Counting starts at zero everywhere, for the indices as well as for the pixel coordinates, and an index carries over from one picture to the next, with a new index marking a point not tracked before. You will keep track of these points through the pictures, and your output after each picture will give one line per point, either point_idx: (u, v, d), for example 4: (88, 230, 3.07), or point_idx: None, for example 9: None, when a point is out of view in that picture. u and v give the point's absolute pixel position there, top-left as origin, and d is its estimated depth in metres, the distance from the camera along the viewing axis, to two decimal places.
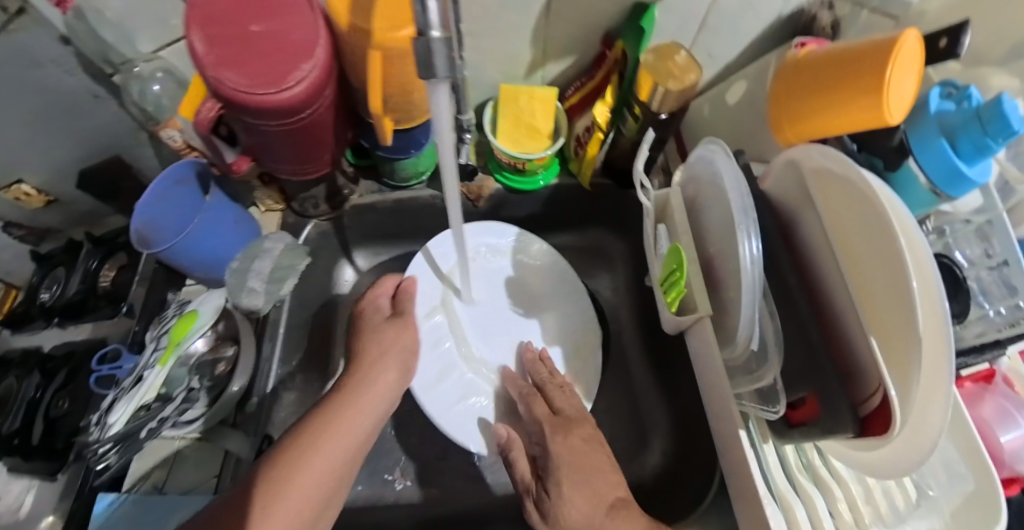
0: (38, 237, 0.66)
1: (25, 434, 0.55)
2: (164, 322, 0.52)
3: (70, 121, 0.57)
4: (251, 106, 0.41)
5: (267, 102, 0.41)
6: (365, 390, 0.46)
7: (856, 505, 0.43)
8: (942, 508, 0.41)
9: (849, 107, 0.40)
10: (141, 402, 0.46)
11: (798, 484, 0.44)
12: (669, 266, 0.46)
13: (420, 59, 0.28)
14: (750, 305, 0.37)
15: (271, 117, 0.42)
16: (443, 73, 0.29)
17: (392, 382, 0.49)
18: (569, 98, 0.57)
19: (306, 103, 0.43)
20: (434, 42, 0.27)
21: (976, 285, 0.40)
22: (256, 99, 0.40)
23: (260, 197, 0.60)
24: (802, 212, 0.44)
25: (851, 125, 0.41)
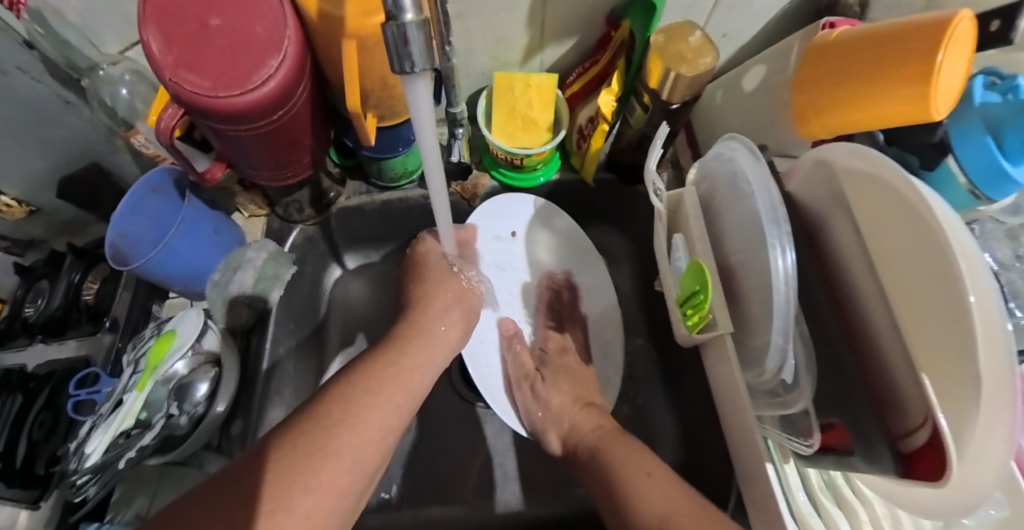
0: (23, 247, 0.63)
1: (8, 458, 0.53)
2: (142, 343, 0.49)
3: (40, 132, 0.53)
4: (215, 111, 0.37)
5: (232, 106, 0.37)
6: (406, 368, 0.40)
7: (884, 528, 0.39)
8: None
9: (889, 99, 0.37)
10: (118, 429, 0.43)
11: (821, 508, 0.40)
12: (690, 288, 0.41)
13: (392, 49, 0.24)
14: (783, 331, 0.33)
15: (239, 121, 0.39)
16: (421, 67, 0.25)
17: (427, 356, 0.43)
18: (569, 86, 0.52)
19: (278, 104, 0.39)
20: (409, 27, 0.23)
21: None
22: (220, 102, 0.36)
23: (243, 203, 0.56)
24: (833, 217, 0.40)
25: (889, 117, 0.38)
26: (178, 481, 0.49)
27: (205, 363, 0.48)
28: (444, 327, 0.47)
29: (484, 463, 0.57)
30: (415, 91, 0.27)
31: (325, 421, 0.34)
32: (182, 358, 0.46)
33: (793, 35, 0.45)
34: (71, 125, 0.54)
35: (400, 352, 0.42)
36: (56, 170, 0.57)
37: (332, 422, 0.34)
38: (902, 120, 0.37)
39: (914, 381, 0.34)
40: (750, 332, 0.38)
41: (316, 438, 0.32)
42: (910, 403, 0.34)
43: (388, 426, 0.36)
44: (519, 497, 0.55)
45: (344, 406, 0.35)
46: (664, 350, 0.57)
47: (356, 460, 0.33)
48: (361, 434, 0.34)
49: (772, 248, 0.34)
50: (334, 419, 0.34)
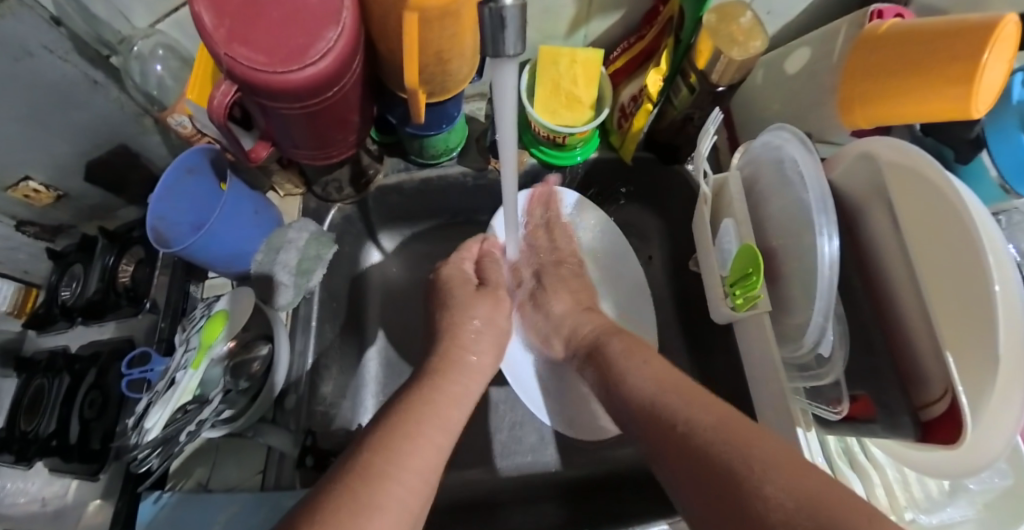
0: (53, 233, 0.64)
1: (62, 436, 0.56)
2: (194, 323, 0.51)
3: (68, 113, 0.52)
4: (271, 88, 0.37)
5: (289, 82, 0.36)
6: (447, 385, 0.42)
7: (894, 491, 0.44)
8: (976, 499, 0.44)
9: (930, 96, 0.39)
10: (177, 404, 0.44)
11: (838, 470, 0.44)
12: (743, 269, 0.42)
13: (487, 35, 0.24)
14: (823, 312, 0.36)
15: (292, 98, 0.38)
16: (513, 49, 0.25)
17: (462, 389, 0.42)
18: (613, 62, 0.52)
19: (331, 81, 0.39)
20: (507, 11, 0.23)
21: None
22: (276, 79, 0.36)
23: (279, 181, 0.56)
24: (870, 207, 0.43)
25: (929, 113, 0.40)
26: (236, 456, 0.53)
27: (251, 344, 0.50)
28: (478, 354, 0.47)
29: (522, 429, 0.61)
30: (503, 72, 0.27)
31: (368, 473, 0.31)
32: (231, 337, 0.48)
33: (840, 20, 0.46)
34: (98, 105, 0.54)
35: (435, 388, 0.41)
36: (82, 152, 0.57)
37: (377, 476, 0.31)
38: (942, 116, 0.40)
39: (938, 360, 0.36)
40: (787, 312, 0.41)
41: (368, 494, 0.29)
42: (931, 375, 0.37)
43: (428, 469, 0.34)
44: (554, 459, 0.59)
45: (385, 454, 0.33)
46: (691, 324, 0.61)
47: (410, 486, 0.32)
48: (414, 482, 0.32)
49: (819, 232, 0.35)
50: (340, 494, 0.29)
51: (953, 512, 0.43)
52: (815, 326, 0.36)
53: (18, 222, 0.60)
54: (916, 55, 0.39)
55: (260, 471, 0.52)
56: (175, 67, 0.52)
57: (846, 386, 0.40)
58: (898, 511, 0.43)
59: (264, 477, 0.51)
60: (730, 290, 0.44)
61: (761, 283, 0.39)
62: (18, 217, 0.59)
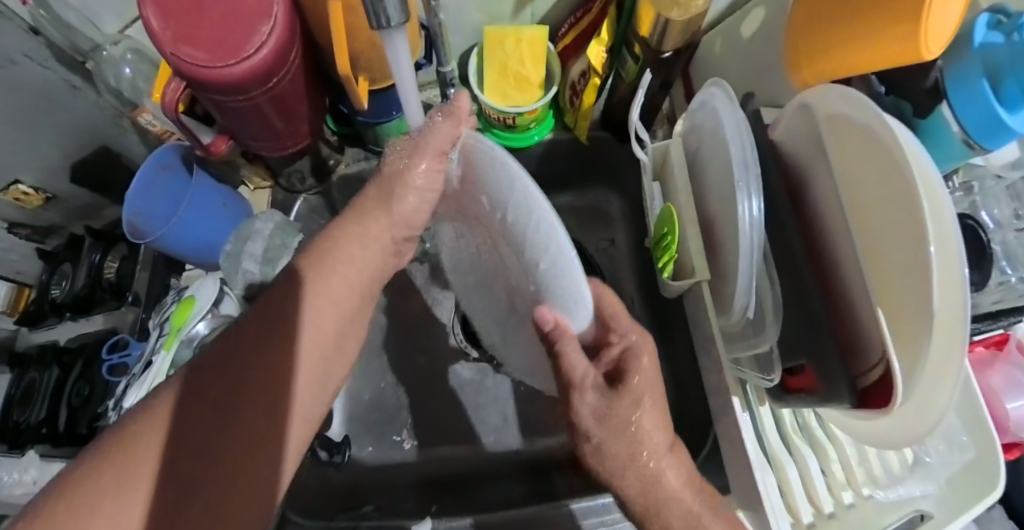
0: (44, 234, 0.67)
1: (51, 423, 0.59)
2: (165, 309, 0.54)
3: (51, 118, 0.56)
4: (213, 82, 0.38)
5: (229, 77, 0.38)
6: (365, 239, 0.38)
7: (851, 467, 0.43)
8: (939, 474, 0.42)
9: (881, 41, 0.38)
10: (150, 385, 0.50)
11: (792, 446, 0.45)
12: (661, 230, 0.46)
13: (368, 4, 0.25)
14: (748, 273, 0.36)
15: (237, 92, 0.40)
16: (398, 21, 0.26)
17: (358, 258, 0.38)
18: (562, 39, 0.53)
19: (272, 74, 0.40)
20: None
21: (1001, 248, 0.47)
22: (216, 74, 0.38)
23: (248, 176, 0.59)
24: (814, 166, 0.42)
25: (880, 61, 0.39)
26: None
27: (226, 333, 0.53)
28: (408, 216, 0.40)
29: (486, 410, 0.58)
30: (394, 43, 0.28)
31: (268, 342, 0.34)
32: (202, 321, 0.52)
33: None
34: (76, 108, 0.57)
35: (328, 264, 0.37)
36: (69, 153, 0.61)
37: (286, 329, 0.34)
38: (897, 63, 0.38)
39: (872, 320, 0.36)
40: (724, 280, 0.41)
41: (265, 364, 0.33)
42: (871, 339, 0.36)
43: (337, 320, 0.36)
44: (516, 437, 0.56)
45: (275, 328, 0.34)
46: (657, 303, 0.60)
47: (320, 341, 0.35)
48: (310, 347, 0.35)
49: (741, 194, 0.35)
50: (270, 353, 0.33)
51: (911, 488, 0.43)
52: (743, 289, 0.36)
53: (10, 224, 0.62)
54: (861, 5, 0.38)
55: None
56: (144, 71, 0.55)
57: (779, 359, 0.39)
58: (853, 487, 0.43)
59: None
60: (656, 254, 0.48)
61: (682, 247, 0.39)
62: (9, 220, 0.62)
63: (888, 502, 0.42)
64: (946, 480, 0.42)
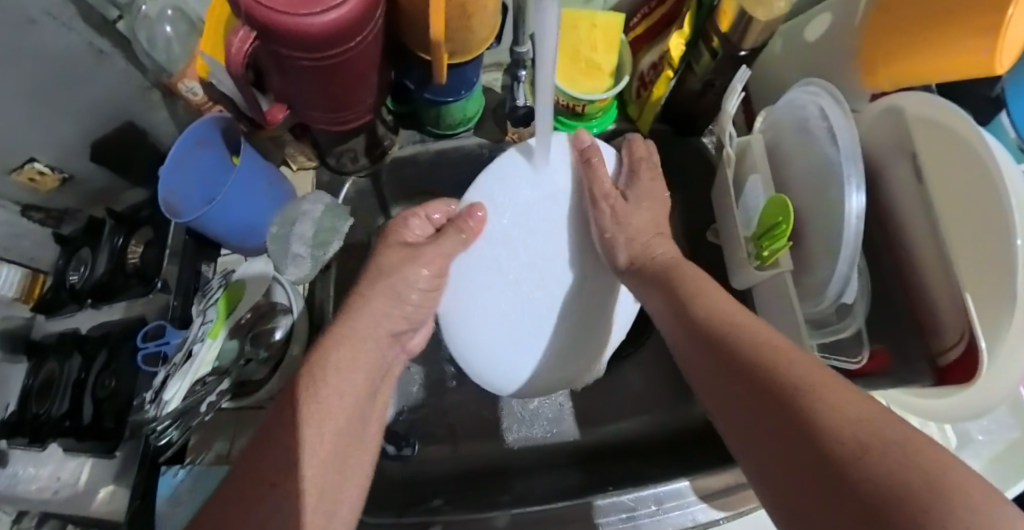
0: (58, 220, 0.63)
1: (76, 416, 0.56)
2: (209, 295, 0.51)
3: (74, 87, 0.52)
4: (290, 34, 0.36)
5: (308, 27, 0.35)
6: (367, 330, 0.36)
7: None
8: (983, 453, 0.44)
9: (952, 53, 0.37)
10: (196, 376, 0.46)
11: None
12: (768, 220, 0.40)
13: None
14: (846, 261, 0.37)
15: (313, 48, 0.37)
16: None
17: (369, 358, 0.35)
18: (633, 30, 0.52)
19: (351, 32, 0.38)
20: None
21: None
22: (296, 22, 0.35)
23: (292, 154, 0.56)
24: (888, 163, 0.42)
25: (946, 71, 0.39)
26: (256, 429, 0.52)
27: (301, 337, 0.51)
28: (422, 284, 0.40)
29: None
30: None
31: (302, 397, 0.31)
32: (280, 327, 0.51)
33: None
34: (103, 78, 0.53)
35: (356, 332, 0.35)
36: (89, 128, 0.57)
37: (308, 381, 0.32)
38: (961, 73, 0.38)
39: (958, 309, 0.36)
40: (812, 269, 0.40)
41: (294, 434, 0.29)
42: (945, 325, 0.38)
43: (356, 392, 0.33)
44: (573, 427, 0.52)
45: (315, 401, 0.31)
46: None
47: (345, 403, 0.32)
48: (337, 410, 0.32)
49: (848, 185, 0.36)
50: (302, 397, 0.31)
51: (960, 466, 0.43)
52: (839, 276, 0.37)
53: (23, 207, 0.59)
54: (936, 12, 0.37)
55: None
56: (184, 32, 0.52)
57: (866, 340, 0.42)
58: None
59: None
60: (757, 244, 0.42)
61: (791, 236, 0.37)
62: (23, 203, 0.59)
63: None
64: (990, 459, 0.43)
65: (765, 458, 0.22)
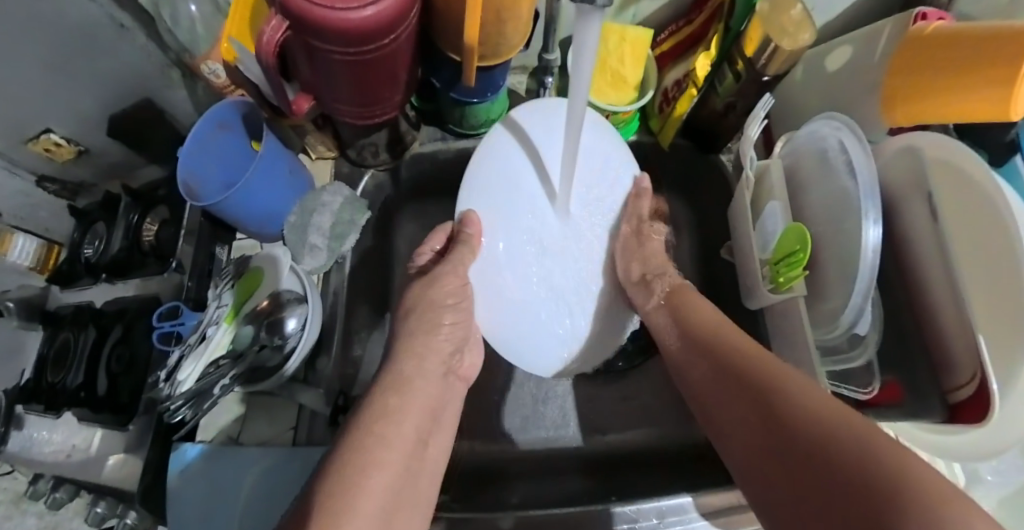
0: (73, 192, 0.64)
1: (90, 387, 0.58)
2: (225, 280, 0.52)
3: (96, 59, 0.51)
4: (328, 28, 0.35)
5: (347, 23, 0.35)
6: (420, 376, 0.38)
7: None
8: (993, 494, 0.45)
9: (970, 96, 0.40)
10: (210, 358, 0.46)
11: None
12: (788, 248, 0.40)
13: None
14: (862, 293, 0.37)
15: (347, 43, 0.37)
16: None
17: (424, 391, 0.38)
18: (659, 45, 0.52)
19: (387, 28, 0.37)
20: None
21: None
22: (335, 17, 0.35)
23: (312, 144, 0.56)
24: (903, 198, 0.43)
25: (958, 115, 0.42)
26: (269, 414, 0.54)
27: (314, 328, 0.50)
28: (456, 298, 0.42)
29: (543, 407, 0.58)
30: None
31: (367, 429, 0.32)
32: (295, 317, 0.50)
33: (885, 20, 0.45)
34: (125, 51, 0.53)
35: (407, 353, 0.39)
36: (107, 103, 0.56)
37: (381, 417, 0.34)
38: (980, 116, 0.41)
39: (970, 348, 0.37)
40: (824, 296, 0.41)
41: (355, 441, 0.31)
42: (960, 361, 0.39)
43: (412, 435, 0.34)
44: (576, 434, 0.54)
45: (376, 422, 0.33)
46: None
47: (398, 428, 0.34)
48: (393, 433, 0.33)
49: (865, 216, 0.36)
50: (363, 424, 0.33)
51: None
52: (853, 307, 0.37)
53: (40, 177, 0.59)
54: (947, 58, 0.40)
55: (292, 427, 0.53)
56: (209, 12, 0.51)
57: (878, 371, 0.43)
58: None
59: (296, 433, 0.52)
60: (774, 269, 0.42)
61: (806, 265, 0.38)
62: (39, 172, 0.59)
63: None
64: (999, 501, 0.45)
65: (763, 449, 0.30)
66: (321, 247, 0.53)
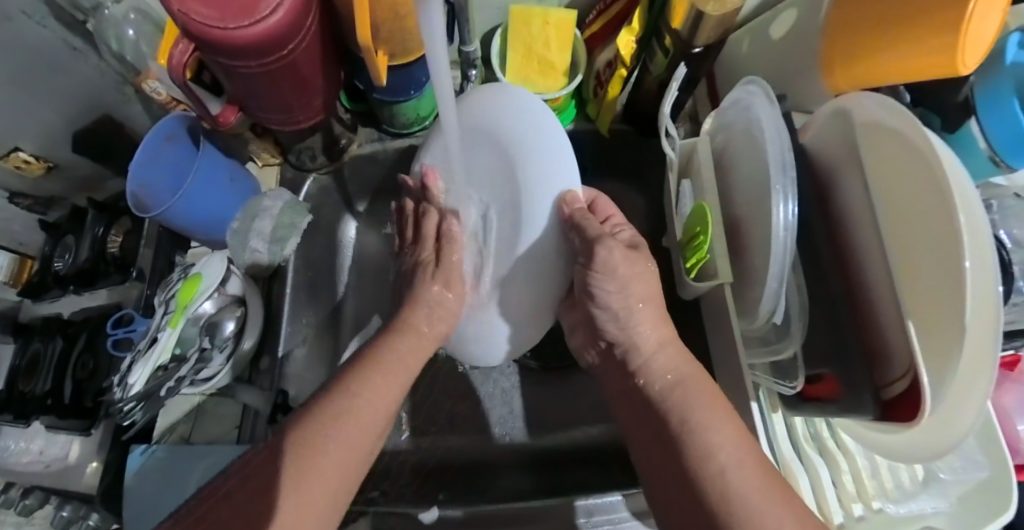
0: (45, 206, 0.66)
1: (57, 394, 0.60)
2: (171, 286, 0.53)
3: (50, 81, 0.53)
4: (222, 45, 0.35)
5: (239, 39, 0.35)
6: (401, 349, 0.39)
7: (861, 479, 0.42)
8: (949, 492, 0.42)
9: (918, 51, 0.36)
10: (157, 363, 0.47)
11: (804, 453, 0.43)
12: (692, 229, 0.42)
13: None
14: (778, 278, 0.35)
15: (244, 56, 0.37)
16: None
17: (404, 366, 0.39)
18: (589, 27, 0.50)
19: (283, 39, 0.37)
20: None
21: None
22: (227, 34, 0.35)
23: (257, 151, 0.57)
24: (845, 173, 0.40)
25: (914, 72, 0.38)
26: (217, 413, 0.54)
27: (251, 329, 0.52)
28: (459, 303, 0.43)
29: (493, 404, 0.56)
30: None
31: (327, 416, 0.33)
32: (233, 319, 0.51)
33: None
34: (77, 71, 0.55)
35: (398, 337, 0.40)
36: (68, 121, 0.58)
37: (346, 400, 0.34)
38: (934, 74, 0.37)
39: (902, 334, 0.34)
40: (750, 282, 0.39)
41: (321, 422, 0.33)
42: (894, 352, 0.35)
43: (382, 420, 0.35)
44: (523, 431, 0.53)
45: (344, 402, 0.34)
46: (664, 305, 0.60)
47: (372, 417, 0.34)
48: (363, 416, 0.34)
49: (777, 196, 0.34)
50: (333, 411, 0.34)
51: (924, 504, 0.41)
52: (771, 293, 0.36)
53: (11, 194, 0.62)
54: (887, 12, 0.37)
55: (237, 426, 0.53)
56: None
57: (807, 364, 0.38)
58: (864, 498, 0.41)
59: (241, 432, 0.53)
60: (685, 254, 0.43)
61: (709, 244, 0.39)
62: (11, 190, 0.61)
63: (903, 517, 0.40)
64: (957, 499, 0.41)
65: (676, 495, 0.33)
66: (262, 248, 0.52)
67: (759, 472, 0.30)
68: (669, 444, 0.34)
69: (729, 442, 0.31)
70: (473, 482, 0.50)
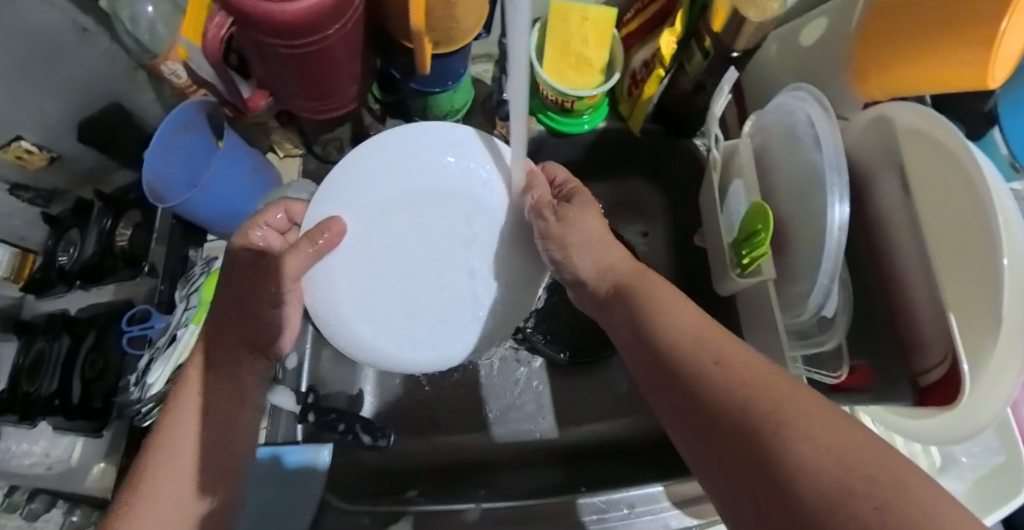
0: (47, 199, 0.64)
1: (64, 395, 0.57)
2: (193, 281, 0.51)
3: (58, 66, 0.51)
4: (265, 23, 0.34)
5: (284, 18, 0.34)
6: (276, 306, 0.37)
7: None
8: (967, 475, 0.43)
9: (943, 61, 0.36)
10: (177, 361, 0.46)
11: None
12: (751, 227, 0.41)
13: None
14: (828, 274, 0.36)
15: (285, 36, 0.36)
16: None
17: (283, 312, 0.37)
18: (627, 24, 0.51)
19: (328, 20, 0.36)
20: None
21: None
22: (272, 13, 0.33)
23: (279, 141, 0.56)
24: (880, 173, 0.42)
25: (933, 79, 0.38)
26: None
27: None
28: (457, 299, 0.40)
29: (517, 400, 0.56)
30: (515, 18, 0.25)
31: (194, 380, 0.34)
32: None
33: None
34: (86, 57, 0.52)
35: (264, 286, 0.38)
36: (75, 109, 0.56)
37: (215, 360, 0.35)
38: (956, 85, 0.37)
39: (940, 327, 0.36)
40: (793, 278, 0.40)
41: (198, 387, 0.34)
42: (929, 343, 0.37)
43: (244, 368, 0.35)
44: (553, 426, 0.53)
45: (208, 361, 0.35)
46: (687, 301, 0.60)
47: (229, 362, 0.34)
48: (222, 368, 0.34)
49: (831, 196, 0.35)
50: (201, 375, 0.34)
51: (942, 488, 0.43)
52: (819, 288, 0.36)
53: (12, 186, 0.59)
54: (920, 17, 0.37)
55: None
56: (167, 12, 0.51)
57: (846, 354, 0.41)
58: None
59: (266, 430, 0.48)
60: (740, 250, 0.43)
61: (768, 243, 0.39)
62: (12, 182, 0.58)
63: None
64: (974, 483, 0.42)
65: (693, 429, 0.25)
66: None
67: (744, 357, 0.25)
68: (655, 359, 0.28)
69: (726, 353, 0.26)
70: (501, 479, 0.49)
